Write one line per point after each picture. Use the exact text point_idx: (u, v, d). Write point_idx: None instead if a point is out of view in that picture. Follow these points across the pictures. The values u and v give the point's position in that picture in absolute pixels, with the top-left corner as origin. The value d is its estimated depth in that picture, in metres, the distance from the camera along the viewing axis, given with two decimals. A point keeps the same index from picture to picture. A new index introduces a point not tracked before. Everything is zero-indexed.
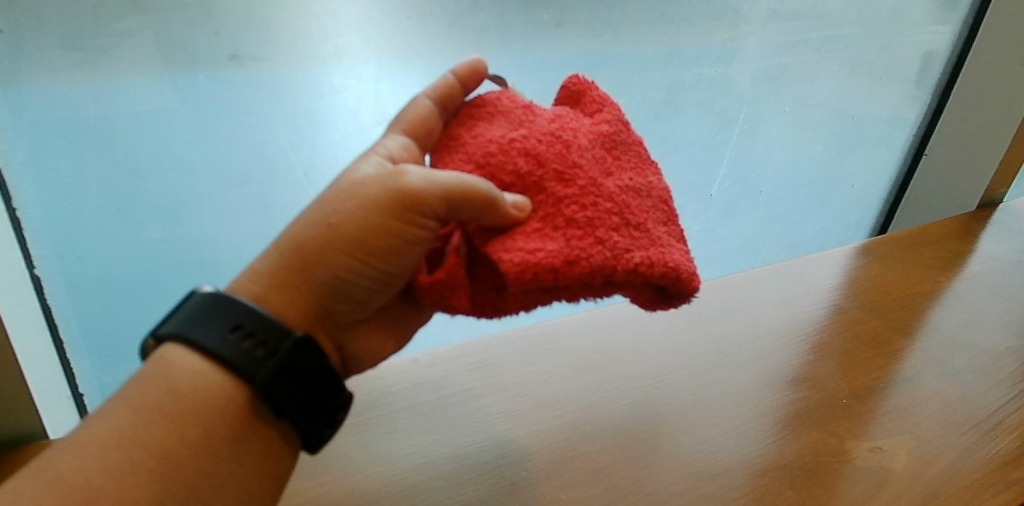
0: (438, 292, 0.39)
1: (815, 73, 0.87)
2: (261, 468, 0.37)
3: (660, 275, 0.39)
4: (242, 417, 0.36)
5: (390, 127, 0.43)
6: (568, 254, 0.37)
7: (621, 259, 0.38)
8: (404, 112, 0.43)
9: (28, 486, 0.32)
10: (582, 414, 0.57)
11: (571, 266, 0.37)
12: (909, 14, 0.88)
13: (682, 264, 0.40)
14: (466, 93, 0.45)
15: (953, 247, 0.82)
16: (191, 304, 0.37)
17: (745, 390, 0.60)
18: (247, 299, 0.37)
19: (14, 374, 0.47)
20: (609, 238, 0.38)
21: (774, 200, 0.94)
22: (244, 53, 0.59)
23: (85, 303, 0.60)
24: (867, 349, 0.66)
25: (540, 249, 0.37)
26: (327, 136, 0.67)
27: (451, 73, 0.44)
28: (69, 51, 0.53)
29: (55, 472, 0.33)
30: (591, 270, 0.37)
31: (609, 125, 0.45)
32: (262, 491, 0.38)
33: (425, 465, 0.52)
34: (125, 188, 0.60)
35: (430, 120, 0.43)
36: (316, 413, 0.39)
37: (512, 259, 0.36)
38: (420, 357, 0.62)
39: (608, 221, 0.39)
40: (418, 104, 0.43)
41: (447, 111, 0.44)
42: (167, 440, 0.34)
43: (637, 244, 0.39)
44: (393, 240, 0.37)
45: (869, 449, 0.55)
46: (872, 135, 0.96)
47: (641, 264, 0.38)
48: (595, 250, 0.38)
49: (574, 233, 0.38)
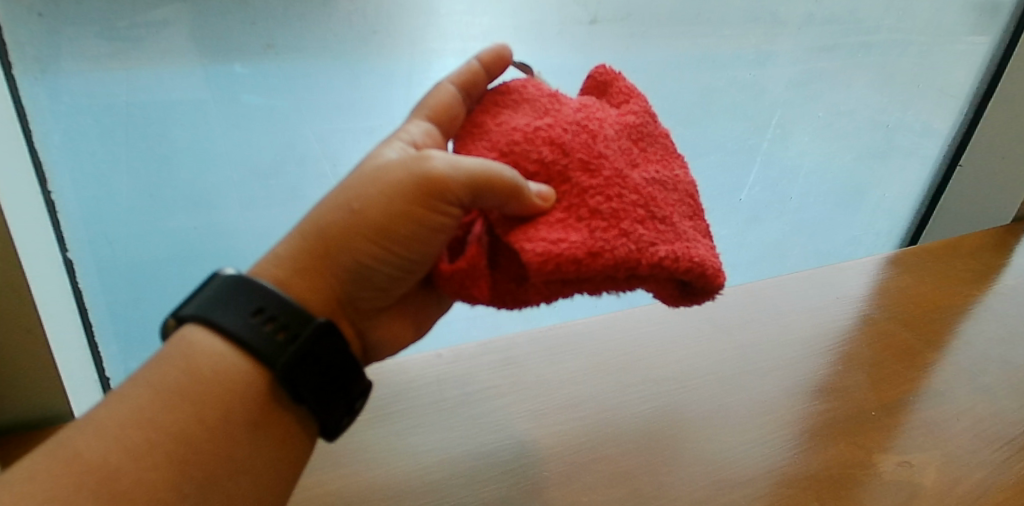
0: (458, 281, 0.38)
1: (850, 79, 0.86)
2: (277, 453, 0.37)
3: (685, 270, 0.38)
4: (260, 401, 0.36)
5: (413, 113, 0.43)
6: (592, 246, 0.37)
7: (646, 253, 0.37)
8: (427, 97, 0.43)
9: (44, 462, 0.32)
10: (605, 416, 0.56)
11: (594, 258, 0.36)
12: (948, 22, 0.86)
13: (708, 259, 0.39)
14: (489, 78, 0.45)
15: (987, 259, 0.80)
16: (213, 285, 0.37)
17: (770, 397, 0.59)
18: (269, 282, 0.37)
19: (43, 354, 0.48)
20: (634, 231, 0.38)
21: (804, 207, 0.93)
22: (279, 42, 0.60)
23: (114, 288, 0.61)
24: (897, 360, 0.65)
25: (563, 239, 0.36)
26: (357, 128, 0.68)
27: (475, 58, 0.44)
28: (107, 40, 0.53)
29: (73, 449, 0.32)
30: (615, 263, 0.37)
31: (636, 117, 0.44)
32: (277, 477, 0.38)
33: (447, 461, 0.52)
34: (157, 175, 0.61)
35: (454, 106, 0.43)
36: (335, 399, 0.39)
37: (534, 248, 0.36)
38: (444, 352, 0.61)
39: (633, 213, 0.38)
40: (441, 90, 0.43)
41: (471, 98, 0.44)
42: (184, 422, 0.34)
43: (662, 238, 0.38)
44: (416, 227, 0.37)
45: (897, 462, 0.54)
46: (906, 146, 0.94)
47: (666, 259, 0.38)
48: (619, 242, 0.37)
49: (599, 225, 0.38)
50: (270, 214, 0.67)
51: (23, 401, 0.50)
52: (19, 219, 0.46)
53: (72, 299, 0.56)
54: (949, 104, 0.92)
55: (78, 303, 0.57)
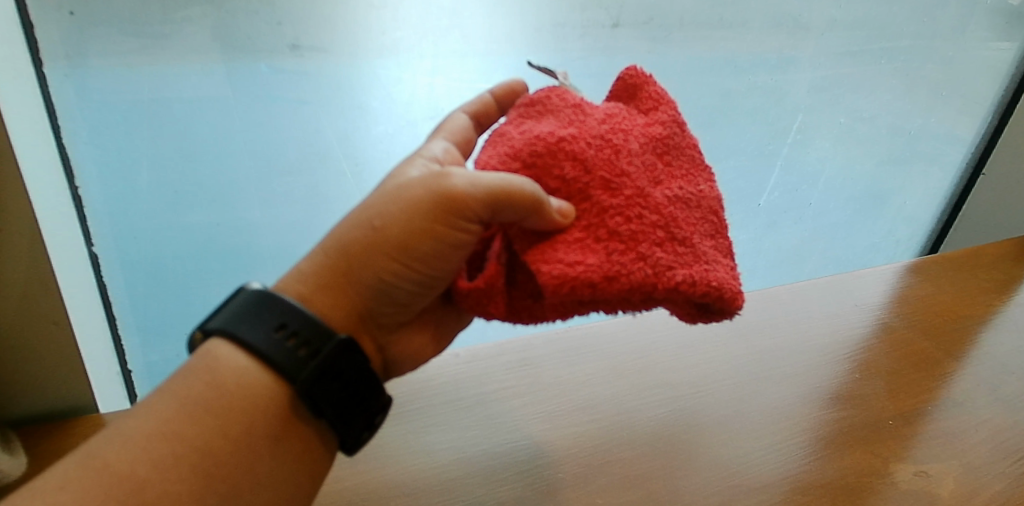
0: (476, 299, 0.38)
1: (873, 85, 0.85)
2: (298, 467, 0.38)
3: (702, 295, 0.38)
4: (282, 416, 0.37)
5: (431, 136, 0.44)
6: (608, 270, 0.37)
7: (662, 277, 0.37)
8: (444, 124, 0.45)
9: (73, 472, 0.33)
10: (621, 419, 0.56)
11: (610, 282, 0.37)
12: (974, 29, 0.85)
13: (726, 283, 0.39)
14: (503, 111, 0.47)
15: (1009, 269, 0.79)
16: (240, 298, 0.37)
17: (787, 406, 0.59)
18: (292, 298, 0.38)
19: (70, 348, 0.48)
20: (651, 254, 0.38)
21: (823, 213, 0.92)
22: (304, 42, 0.60)
23: (136, 282, 0.62)
24: (916, 370, 0.64)
25: (579, 262, 0.37)
26: (379, 128, 0.68)
27: (489, 92, 0.47)
28: (133, 38, 0.54)
29: (103, 459, 0.33)
30: (630, 287, 0.37)
31: (664, 127, 0.44)
32: (298, 491, 0.38)
33: (462, 461, 0.52)
34: (179, 172, 0.61)
35: (468, 132, 0.45)
36: (355, 415, 0.39)
37: (550, 271, 0.36)
38: (461, 352, 0.61)
39: (652, 235, 0.38)
40: (457, 117, 0.45)
41: (481, 124, 0.47)
42: (210, 435, 0.35)
43: (681, 261, 0.38)
44: (436, 244, 0.37)
45: (914, 472, 0.54)
46: (928, 153, 0.93)
47: (683, 283, 0.38)
48: (636, 266, 0.37)
49: (616, 247, 0.38)
50: (288, 211, 0.68)
51: (48, 394, 0.50)
52: (48, 213, 0.47)
53: (97, 294, 0.56)
54: (973, 112, 0.91)
55: (103, 297, 0.57)
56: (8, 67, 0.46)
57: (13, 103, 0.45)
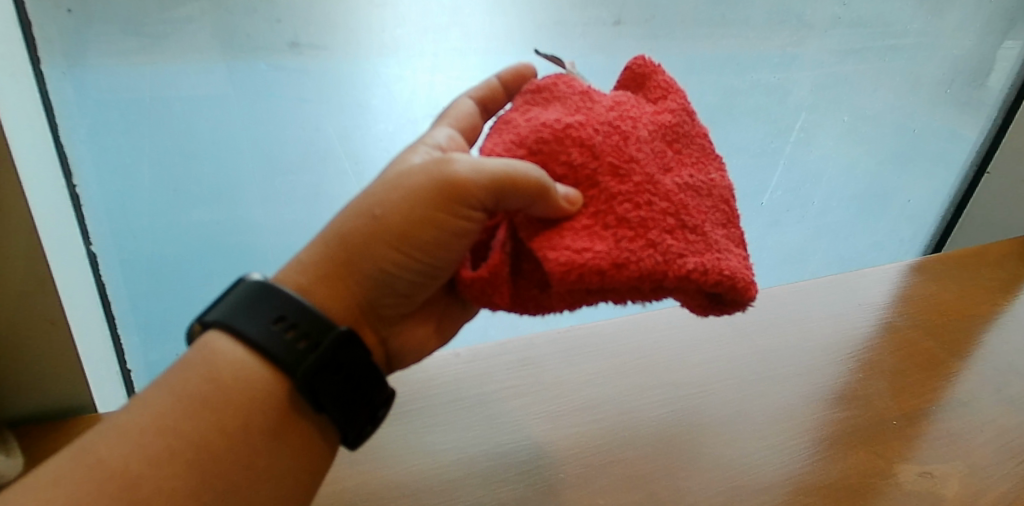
0: (480, 288, 0.38)
1: (876, 82, 0.85)
2: (298, 463, 0.37)
3: (714, 284, 0.37)
4: (281, 411, 0.36)
5: (435, 123, 0.44)
6: (616, 257, 0.36)
7: (673, 265, 0.37)
8: (449, 110, 0.44)
9: (67, 468, 0.32)
10: (623, 419, 0.56)
11: (619, 269, 0.36)
12: (979, 26, 0.85)
13: (740, 272, 0.38)
14: (509, 96, 0.47)
15: (1014, 268, 0.79)
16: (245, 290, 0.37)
17: (790, 405, 0.59)
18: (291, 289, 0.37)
19: (69, 348, 0.48)
20: (662, 241, 0.37)
21: (826, 211, 0.91)
22: (303, 40, 0.60)
23: (136, 281, 0.61)
24: (921, 369, 0.64)
25: (588, 248, 0.36)
26: (379, 127, 0.68)
27: (495, 76, 0.46)
28: (132, 36, 0.54)
29: (96, 455, 0.33)
30: (640, 275, 0.37)
31: (673, 115, 0.43)
32: (298, 487, 0.37)
33: (463, 461, 0.51)
34: (179, 170, 0.61)
35: (474, 118, 0.45)
36: (356, 409, 0.38)
37: (558, 258, 0.36)
38: (462, 351, 0.61)
39: (662, 222, 0.38)
40: (462, 103, 0.45)
41: (487, 110, 0.46)
42: (206, 430, 0.34)
43: (692, 249, 0.38)
44: (436, 232, 0.37)
45: (918, 473, 0.53)
46: (932, 151, 0.93)
47: (695, 272, 0.37)
48: (646, 253, 0.37)
49: (625, 234, 0.37)
50: (288, 210, 0.67)
51: (47, 393, 0.50)
52: (47, 212, 0.46)
53: (96, 293, 0.56)
54: (977, 111, 0.90)
55: (103, 296, 0.57)
56: (7, 64, 0.46)
57: (11, 100, 0.44)
